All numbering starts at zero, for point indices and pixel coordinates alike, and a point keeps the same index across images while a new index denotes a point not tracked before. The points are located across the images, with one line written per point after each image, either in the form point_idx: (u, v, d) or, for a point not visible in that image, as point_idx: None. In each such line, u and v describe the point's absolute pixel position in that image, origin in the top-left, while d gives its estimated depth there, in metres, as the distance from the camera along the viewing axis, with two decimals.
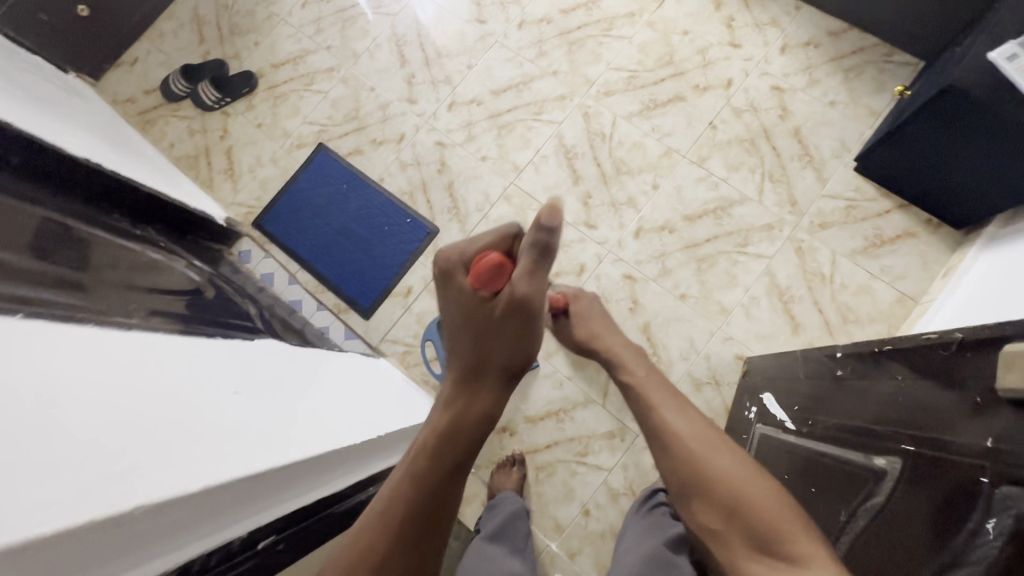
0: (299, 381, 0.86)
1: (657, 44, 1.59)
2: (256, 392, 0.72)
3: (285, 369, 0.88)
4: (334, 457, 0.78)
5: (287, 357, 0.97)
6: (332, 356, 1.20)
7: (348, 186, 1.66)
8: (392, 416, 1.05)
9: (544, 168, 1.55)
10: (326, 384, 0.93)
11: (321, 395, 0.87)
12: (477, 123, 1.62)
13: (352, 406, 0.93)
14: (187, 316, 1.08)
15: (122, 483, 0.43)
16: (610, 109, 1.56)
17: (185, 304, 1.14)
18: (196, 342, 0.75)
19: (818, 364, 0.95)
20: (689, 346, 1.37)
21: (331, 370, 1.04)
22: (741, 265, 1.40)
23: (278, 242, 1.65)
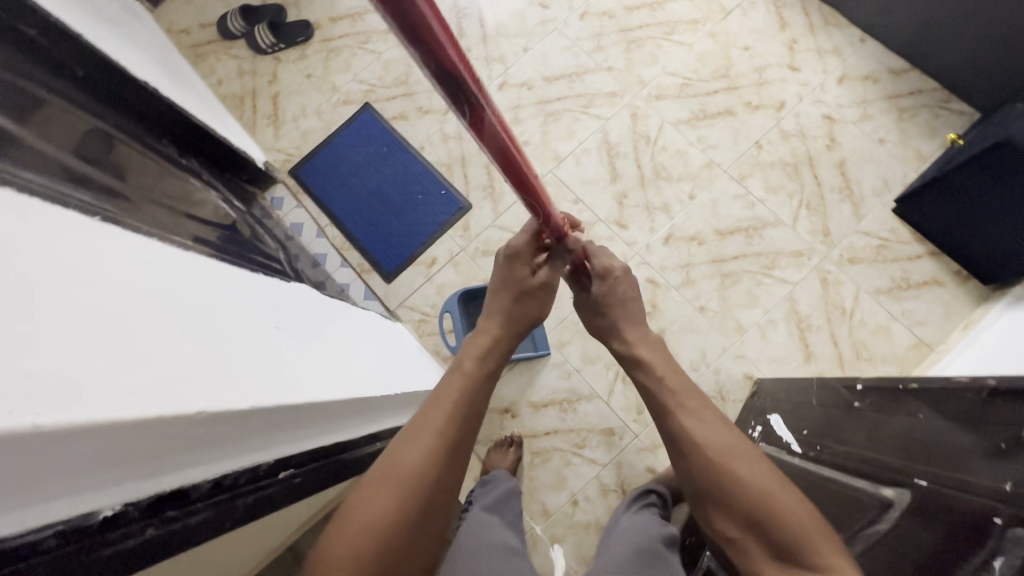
0: (326, 328, 0.88)
1: (715, 55, 1.58)
2: (292, 331, 0.74)
3: (313, 313, 0.90)
4: (355, 404, 0.80)
5: (314, 303, 0.98)
6: (355, 312, 1.21)
7: (388, 149, 1.67)
8: (404, 377, 1.07)
9: (584, 161, 1.55)
10: (349, 335, 0.96)
11: (345, 345, 0.89)
12: (524, 107, 1.62)
13: (372, 361, 0.95)
14: (222, 247, 1.10)
15: (184, 387, 0.44)
16: (659, 114, 1.56)
17: (219, 235, 1.16)
18: (236, 271, 0.76)
19: (833, 393, 0.96)
20: (700, 358, 1.38)
21: (354, 325, 1.06)
22: (764, 286, 1.41)
23: (312, 193, 1.67)
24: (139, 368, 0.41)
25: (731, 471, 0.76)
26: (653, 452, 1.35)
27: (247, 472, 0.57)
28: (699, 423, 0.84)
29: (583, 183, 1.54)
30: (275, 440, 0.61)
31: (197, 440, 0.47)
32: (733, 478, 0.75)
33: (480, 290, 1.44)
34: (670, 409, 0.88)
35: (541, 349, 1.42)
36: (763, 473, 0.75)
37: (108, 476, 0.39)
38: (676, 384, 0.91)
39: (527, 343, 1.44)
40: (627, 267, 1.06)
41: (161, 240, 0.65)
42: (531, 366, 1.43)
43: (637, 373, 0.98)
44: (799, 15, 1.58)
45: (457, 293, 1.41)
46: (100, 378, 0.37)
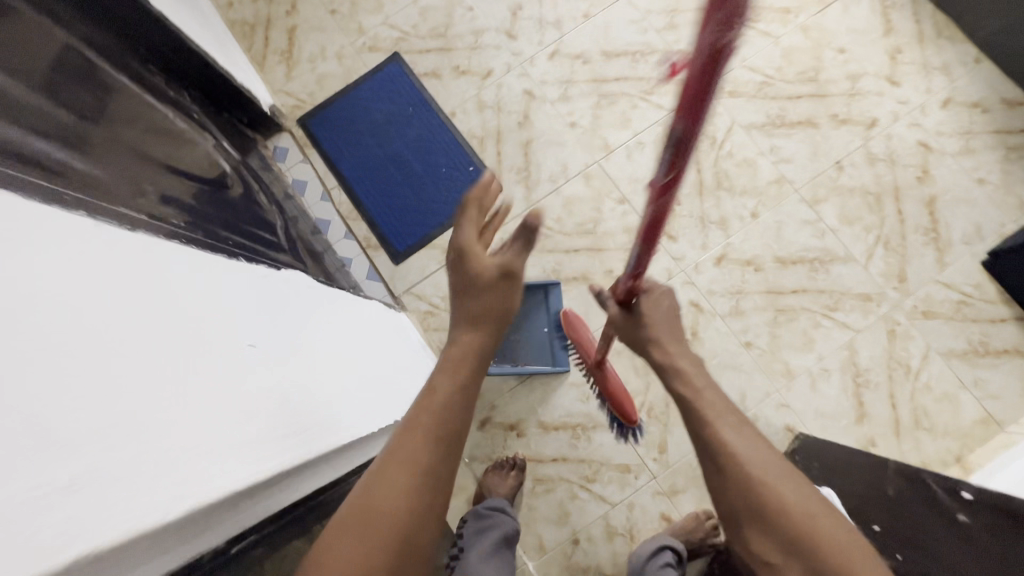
0: (291, 338, 0.70)
1: (805, 53, 1.36)
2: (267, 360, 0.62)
3: (282, 314, 0.71)
4: (307, 451, 0.63)
5: (294, 295, 0.80)
6: (354, 303, 1.04)
7: (413, 110, 1.45)
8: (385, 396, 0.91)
9: (637, 156, 1.35)
10: (326, 345, 0.78)
11: (309, 361, 0.72)
12: (577, 83, 1.41)
13: (342, 382, 0.78)
14: (204, 215, 0.91)
15: (59, 513, 0.32)
16: (730, 113, 1.35)
17: (206, 196, 0.98)
18: (180, 257, 0.57)
19: (926, 492, 0.76)
20: (738, 400, 1.22)
21: (341, 324, 0.88)
22: (822, 329, 1.23)
23: (321, 148, 1.46)
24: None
25: (783, 503, 0.57)
26: (670, 498, 1.20)
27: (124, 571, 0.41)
28: (740, 438, 0.64)
29: (632, 182, 1.34)
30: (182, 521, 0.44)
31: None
32: (778, 513, 0.57)
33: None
34: (711, 424, 0.67)
35: (561, 365, 1.25)
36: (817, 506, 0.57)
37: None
38: (722, 406, 0.69)
39: (546, 356, 1.27)
40: (671, 290, 0.87)
41: (69, 208, 0.45)
42: (546, 382, 1.27)
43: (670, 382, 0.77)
44: (909, 20, 1.36)
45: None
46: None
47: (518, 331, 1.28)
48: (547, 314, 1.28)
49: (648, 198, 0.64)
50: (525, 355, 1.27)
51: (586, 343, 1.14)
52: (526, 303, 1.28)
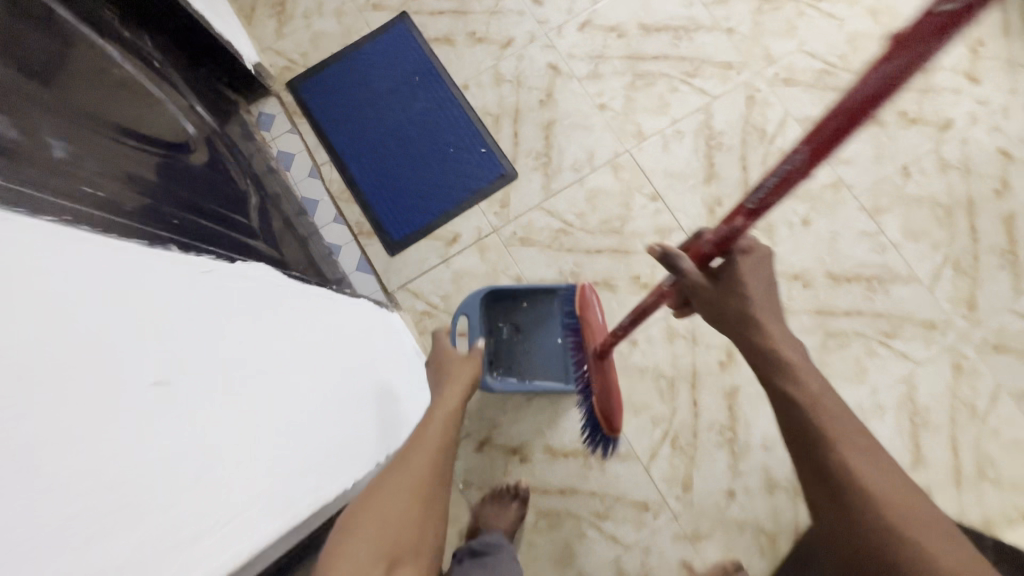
0: (261, 363, 0.56)
1: (873, 40, 1.19)
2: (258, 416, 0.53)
3: (249, 330, 0.57)
4: (267, 516, 0.50)
5: (266, 300, 0.65)
6: (342, 305, 0.89)
7: (420, 79, 1.27)
8: (367, 423, 0.77)
9: (674, 147, 1.18)
10: (303, 365, 0.65)
11: (280, 391, 0.58)
12: (609, 59, 1.23)
13: (319, 412, 0.65)
14: (165, 194, 0.75)
15: None
16: (784, 104, 1.18)
17: (176, 173, 0.82)
18: (105, 259, 0.41)
19: None
20: (776, 435, 1.06)
21: (323, 335, 0.74)
22: (878, 358, 1.07)
23: (312, 118, 1.27)
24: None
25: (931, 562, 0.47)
26: (693, 543, 1.04)
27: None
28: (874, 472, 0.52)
29: (667, 176, 1.17)
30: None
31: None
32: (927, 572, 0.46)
33: (511, 290, 1.08)
34: (833, 447, 0.55)
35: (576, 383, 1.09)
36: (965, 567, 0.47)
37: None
38: (853, 427, 0.56)
39: (559, 371, 1.09)
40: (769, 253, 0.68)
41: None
42: (557, 401, 1.10)
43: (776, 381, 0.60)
44: (993, 8, 1.19)
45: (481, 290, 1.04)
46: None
47: (529, 342, 1.09)
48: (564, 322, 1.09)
49: (874, 63, 0.42)
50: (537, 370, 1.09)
51: (596, 328, 1.00)
52: (539, 309, 1.09)
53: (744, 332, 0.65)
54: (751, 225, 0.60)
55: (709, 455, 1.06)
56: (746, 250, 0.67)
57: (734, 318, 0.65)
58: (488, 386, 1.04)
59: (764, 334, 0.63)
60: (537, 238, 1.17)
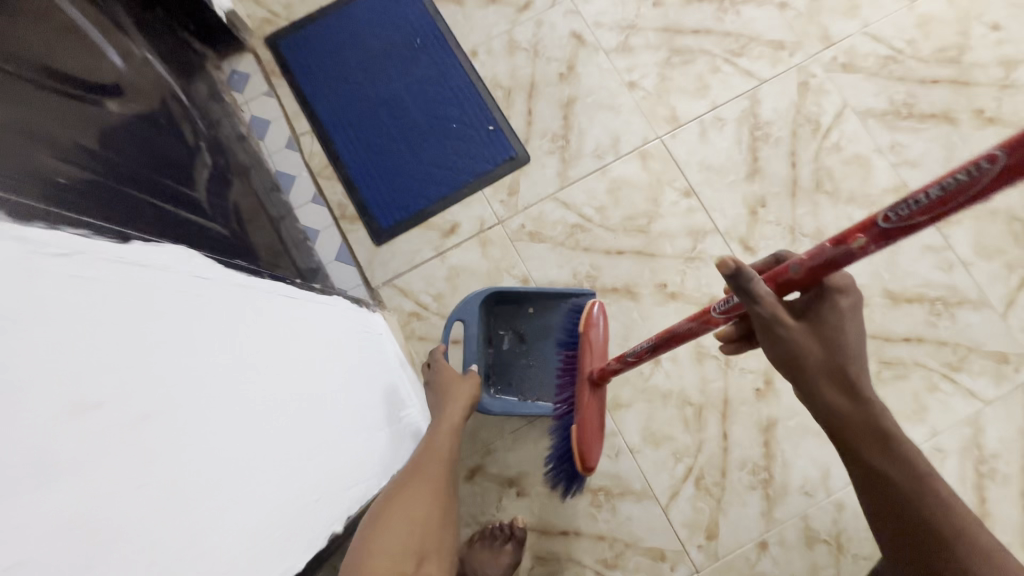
0: (202, 403, 0.38)
1: (947, 25, 1.03)
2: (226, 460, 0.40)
3: (193, 353, 0.38)
4: None
5: (231, 302, 0.47)
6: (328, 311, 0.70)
7: (421, 43, 1.09)
8: (341, 469, 0.60)
9: (713, 137, 1.01)
10: (264, 400, 0.47)
11: (226, 443, 0.40)
12: (642, 30, 1.06)
13: (280, 465, 0.47)
14: (100, 141, 0.56)
15: None
16: (842, 93, 1.01)
17: (121, 123, 0.63)
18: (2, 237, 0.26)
19: None
20: (819, 479, 0.90)
21: (300, 351, 0.56)
22: (939, 394, 0.92)
23: (293, 80, 1.09)
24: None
25: None
26: None
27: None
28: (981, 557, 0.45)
29: (703, 169, 1.00)
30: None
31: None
32: None
33: (517, 294, 0.92)
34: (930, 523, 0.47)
35: None
36: None
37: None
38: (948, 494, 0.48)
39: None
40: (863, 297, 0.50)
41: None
42: None
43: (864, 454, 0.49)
44: None
45: (481, 292, 0.88)
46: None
47: (535, 356, 0.93)
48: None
49: None
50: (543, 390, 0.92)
51: (597, 350, 0.81)
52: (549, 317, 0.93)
53: (816, 385, 0.50)
54: (867, 252, 0.44)
55: (739, 499, 0.90)
56: (842, 288, 0.50)
57: (810, 370, 0.50)
58: (485, 407, 0.88)
59: (852, 394, 0.49)
60: (549, 234, 1.00)
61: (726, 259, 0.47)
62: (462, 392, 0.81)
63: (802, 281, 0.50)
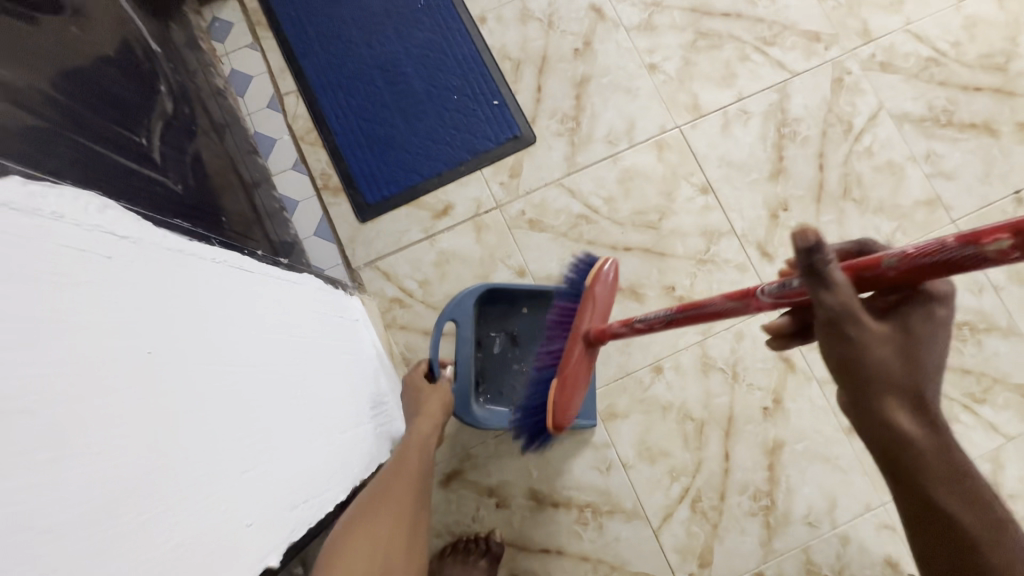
0: (97, 399, 0.28)
1: (994, 29, 0.95)
2: (140, 474, 0.31)
3: (77, 336, 0.28)
4: None
5: (146, 272, 0.36)
6: (292, 291, 0.60)
7: (425, 3, 0.99)
8: (296, 480, 0.49)
9: (736, 130, 0.93)
10: (189, 398, 0.36)
11: (129, 451, 0.30)
12: (667, 8, 0.97)
13: (213, 479, 0.37)
14: (13, 59, 0.45)
15: None
16: (879, 93, 0.93)
17: (63, 49, 0.53)
18: None
19: None
20: (824, 509, 0.83)
21: (248, 337, 0.46)
22: (959, 426, 0.85)
23: (280, 33, 0.99)
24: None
25: None
26: None
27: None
28: None
29: (723, 164, 0.92)
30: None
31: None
32: None
33: (511, 292, 0.83)
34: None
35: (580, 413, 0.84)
36: None
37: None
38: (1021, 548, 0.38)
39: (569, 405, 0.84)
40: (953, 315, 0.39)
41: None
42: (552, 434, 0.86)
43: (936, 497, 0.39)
44: None
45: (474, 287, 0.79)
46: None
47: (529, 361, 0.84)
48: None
49: None
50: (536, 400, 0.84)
51: (600, 306, 0.70)
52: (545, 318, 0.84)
53: (879, 398, 0.39)
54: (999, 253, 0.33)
55: (736, 526, 0.83)
56: (939, 296, 0.39)
57: (879, 383, 0.39)
58: (475, 419, 0.79)
59: (928, 420, 0.39)
60: (550, 222, 0.92)
61: (808, 229, 0.36)
62: (435, 405, 0.72)
63: (891, 281, 0.39)
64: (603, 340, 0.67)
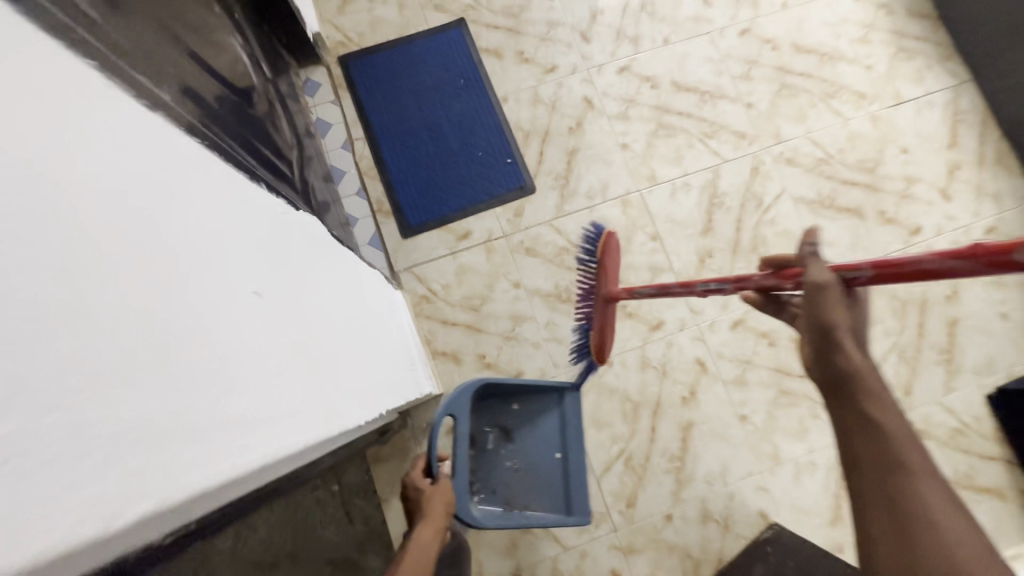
0: (319, 307, 0.63)
1: (868, 141, 1.33)
2: (338, 345, 0.65)
3: (308, 279, 0.63)
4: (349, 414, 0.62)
5: (318, 254, 0.71)
6: (365, 274, 0.95)
7: (464, 83, 1.35)
8: (388, 379, 0.83)
9: (680, 197, 1.29)
10: (343, 319, 0.71)
11: (333, 335, 0.65)
12: (639, 104, 1.34)
13: (352, 361, 0.68)
14: (241, 135, 0.80)
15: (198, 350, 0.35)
16: (783, 181, 1.30)
17: (249, 121, 0.89)
18: (250, 209, 0.53)
19: None
20: (719, 472, 1.16)
21: (355, 297, 0.81)
22: (819, 421, 1.19)
23: (356, 94, 1.34)
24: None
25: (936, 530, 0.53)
26: (625, 556, 1.12)
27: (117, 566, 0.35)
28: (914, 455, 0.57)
29: (670, 221, 1.28)
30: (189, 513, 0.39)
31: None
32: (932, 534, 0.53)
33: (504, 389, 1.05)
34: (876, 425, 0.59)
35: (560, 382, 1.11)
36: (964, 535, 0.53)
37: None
38: (898, 418, 0.59)
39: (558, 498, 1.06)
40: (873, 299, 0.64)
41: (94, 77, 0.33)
42: None
43: (862, 402, 0.60)
44: (974, 139, 1.34)
45: (473, 384, 0.96)
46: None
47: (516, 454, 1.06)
48: (560, 436, 1.08)
49: None
50: (522, 494, 1.04)
51: (611, 275, 1.03)
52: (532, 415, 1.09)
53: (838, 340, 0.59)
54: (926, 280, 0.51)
55: (656, 479, 1.15)
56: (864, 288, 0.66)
57: (842, 333, 0.59)
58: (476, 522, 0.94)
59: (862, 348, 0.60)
60: (542, 251, 1.26)
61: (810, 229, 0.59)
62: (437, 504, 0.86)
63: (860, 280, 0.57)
64: (615, 301, 1.00)
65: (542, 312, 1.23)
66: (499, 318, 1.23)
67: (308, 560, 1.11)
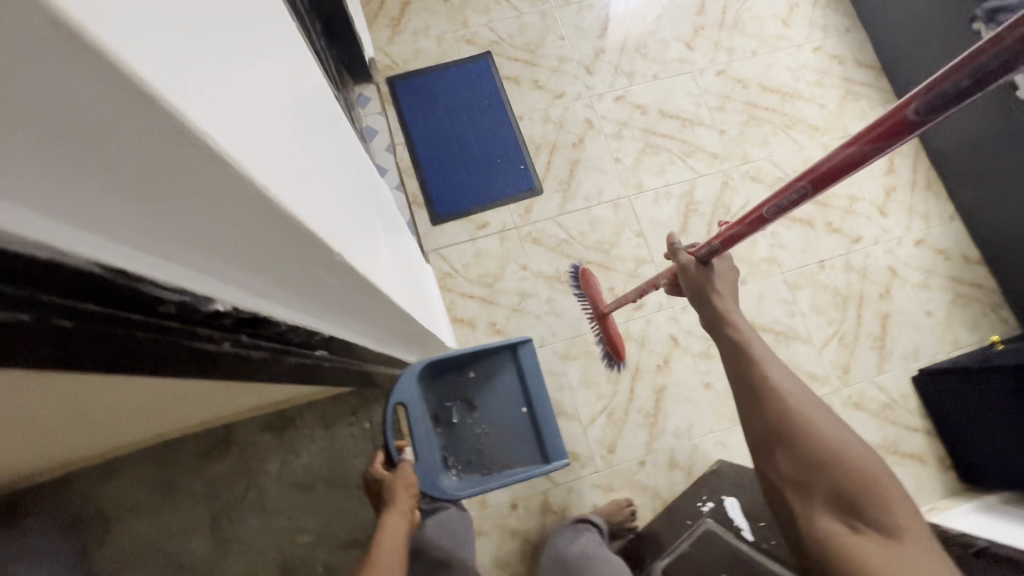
0: (396, 242, 0.86)
1: None
2: (405, 273, 0.87)
3: (390, 224, 0.86)
4: (418, 318, 0.82)
5: (390, 211, 0.94)
6: (411, 247, 1.19)
7: (488, 103, 1.63)
8: (427, 318, 1.06)
9: (662, 203, 1.57)
10: (405, 261, 0.94)
11: (402, 265, 0.87)
12: (631, 127, 1.63)
13: (412, 288, 0.90)
14: None
15: (358, 214, 0.56)
16: (748, 194, 1.58)
17: None
18: (364, 162, 0.76)
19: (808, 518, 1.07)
20: (685, 429, 1.40)
21: (408, 253, 1.04)
22: None
23: (399, 107, 1.62)
24: (295, 192, 0.32)
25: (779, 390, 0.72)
26: (604, 492, 1.35)
27: (289, 346, 0.55)
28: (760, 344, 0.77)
29: (653, 223, 1.55)
30: (308, 325, 0.53)
31: (269, 280, 0.39)
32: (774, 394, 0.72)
33: (457, 360, 1.21)
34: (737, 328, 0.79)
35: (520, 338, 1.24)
36: (799, 391, 0.72)
37: (90, 250, 0.26)
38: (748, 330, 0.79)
39: (531, 454, 1.21)
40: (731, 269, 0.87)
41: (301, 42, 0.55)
42: None
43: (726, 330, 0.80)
44: (908, 168, 1.62)
45: (414, 368, 1.10)
46: (214, 138, 0.23)
47: (481, 418, 1.23)
48: (521, 391, 1.24)
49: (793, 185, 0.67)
50: (495, 453, 1.21)
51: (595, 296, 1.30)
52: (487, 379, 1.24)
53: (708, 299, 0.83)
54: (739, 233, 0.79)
55: (632, 431, 1.39)
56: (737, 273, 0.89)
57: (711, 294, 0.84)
58: (454, 494, 1.07)
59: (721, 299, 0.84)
60: (546, 241, 1.53)
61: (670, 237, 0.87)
62: (402, 492, 1.02)
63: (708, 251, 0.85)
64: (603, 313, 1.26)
65: (544, 290, 1.49)
66: (508, 294, 1.48)
67: (340, 481, 1.32)
